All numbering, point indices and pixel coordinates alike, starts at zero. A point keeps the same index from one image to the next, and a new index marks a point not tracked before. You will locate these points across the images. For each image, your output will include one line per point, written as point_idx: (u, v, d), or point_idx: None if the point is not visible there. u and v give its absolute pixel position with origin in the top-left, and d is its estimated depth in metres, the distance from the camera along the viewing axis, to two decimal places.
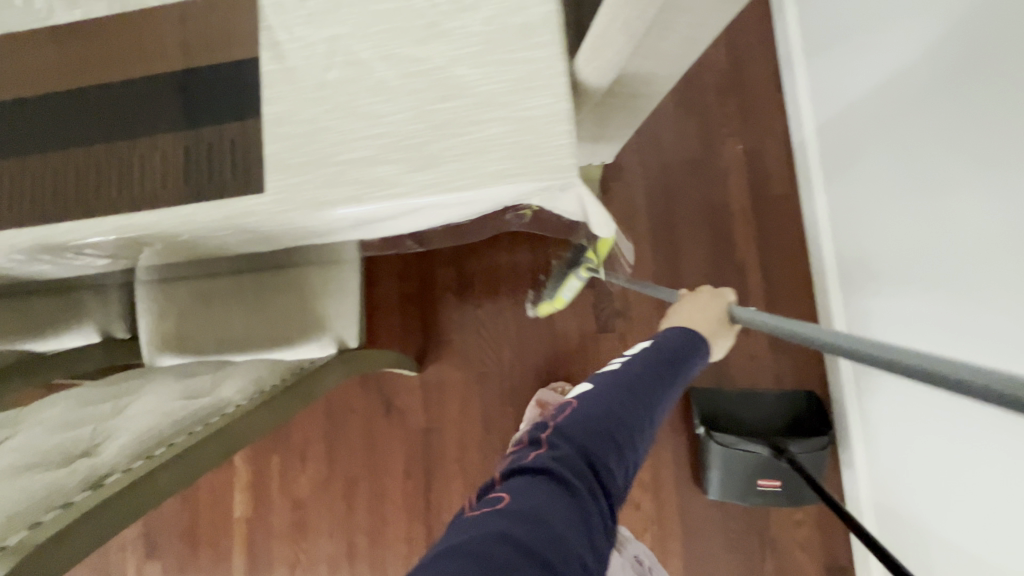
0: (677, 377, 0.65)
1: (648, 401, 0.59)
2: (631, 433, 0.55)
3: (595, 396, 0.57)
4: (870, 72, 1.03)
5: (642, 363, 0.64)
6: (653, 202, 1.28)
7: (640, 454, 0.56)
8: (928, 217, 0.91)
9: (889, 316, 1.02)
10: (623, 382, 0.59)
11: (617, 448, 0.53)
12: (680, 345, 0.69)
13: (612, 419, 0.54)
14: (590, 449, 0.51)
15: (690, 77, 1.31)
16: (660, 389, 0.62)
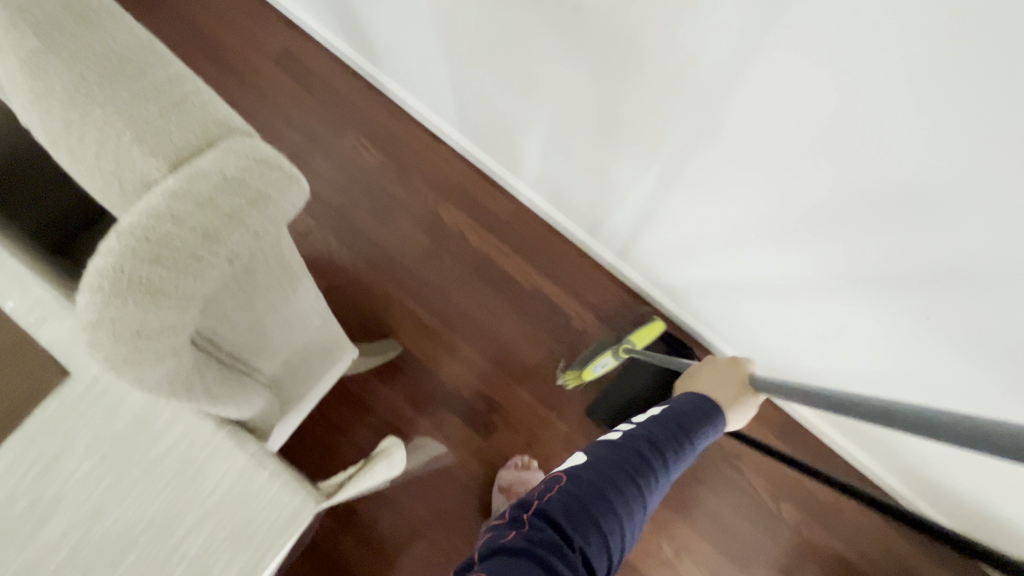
0: (689, 441, 0.62)
1: (647, 467, 0.57)
2: (619, 510, 0.53)
3: (588, 469, 0.56)
4: (477, 103, 1.10)
5: (649, 429, 0.61)
6: (431, 307, 1.27)
7: (629, 517, 0.54)
8: (609, 182, 1.00)
9: (653, 254, 1.12)
10: (614, 448, 0.58)
11: (598, 527, 0.51)
12: (699, 411, 0.65)
13: (589, 489, 0.53)
14: (569, 529, 0.50)
15: (365, 189, 1.32)
16: (667, 459, 0.59)
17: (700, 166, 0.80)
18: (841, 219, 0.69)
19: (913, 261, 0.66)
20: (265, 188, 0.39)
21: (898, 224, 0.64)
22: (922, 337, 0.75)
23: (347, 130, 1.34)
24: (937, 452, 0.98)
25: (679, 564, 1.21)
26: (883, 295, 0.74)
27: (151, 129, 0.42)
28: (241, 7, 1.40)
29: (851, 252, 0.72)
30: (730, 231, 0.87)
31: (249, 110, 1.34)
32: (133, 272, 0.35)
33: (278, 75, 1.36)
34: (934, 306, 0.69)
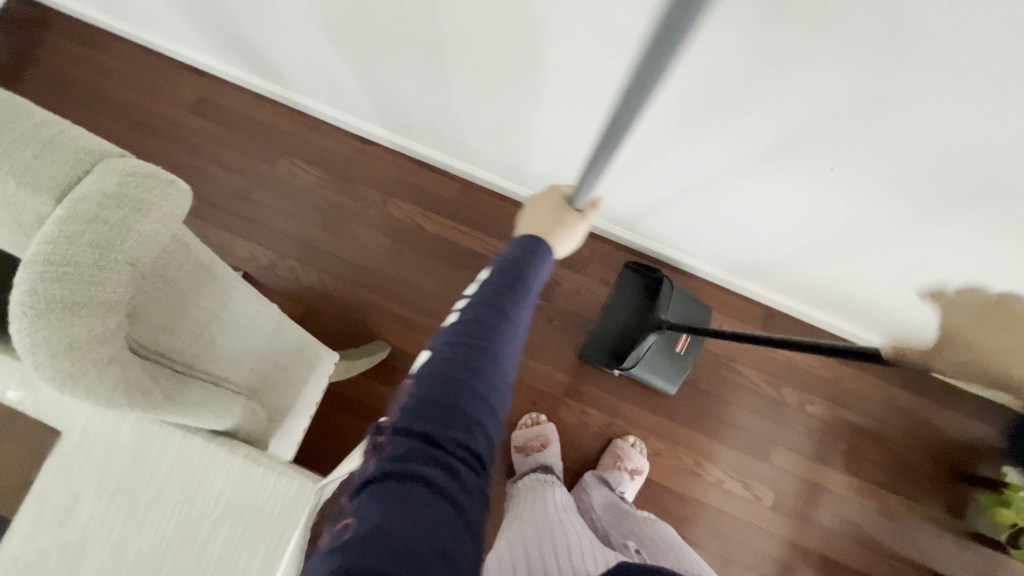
0: (525, 288, 0.55)
1: (493, 331, 0.50)
2: (479, 386, 0.47)
3: (439, 364, 0.48)
4: (390, 97, 1.13)
5: (483, 296, 0.53)
6: (407, 301, 1.31)
7: (496, 391, 0.49)
8: (533, 133, 1.04)
9: (594, 190, 1.17)
10: (461, 327, 0.50)
11: (465, 418, 0.46)
12: (522, 254, 0.57)
13: (445, 380, 0.47)
14: (433, 431, 0.44)
15: (314, 208, 1.35)
16: (510, 313, 0.52)
17: (598, 94, 0.85)
18: (726, 105, 0.77)
19: (804, 120, 0.73)
20: (149, 199, 0.43)
21: (775, 94, 0.71)
22: (841, 186, 0.83)
23: (281, 157, 1.36)
24: (888, 294, 1.07)
25: (703, 470, 1.28)
26: (795, 159, 0.82)
27: (33, 169, 0.43)
28: (143, 67, 1.40)
29: (752, 132, 0.80)
30: (647, 141, 0.93)
31: (181, 165, 1.36)
32: (50, 295, 0.38)
33: (199, 123, 1.38)
34: (836, 157, 0.77)
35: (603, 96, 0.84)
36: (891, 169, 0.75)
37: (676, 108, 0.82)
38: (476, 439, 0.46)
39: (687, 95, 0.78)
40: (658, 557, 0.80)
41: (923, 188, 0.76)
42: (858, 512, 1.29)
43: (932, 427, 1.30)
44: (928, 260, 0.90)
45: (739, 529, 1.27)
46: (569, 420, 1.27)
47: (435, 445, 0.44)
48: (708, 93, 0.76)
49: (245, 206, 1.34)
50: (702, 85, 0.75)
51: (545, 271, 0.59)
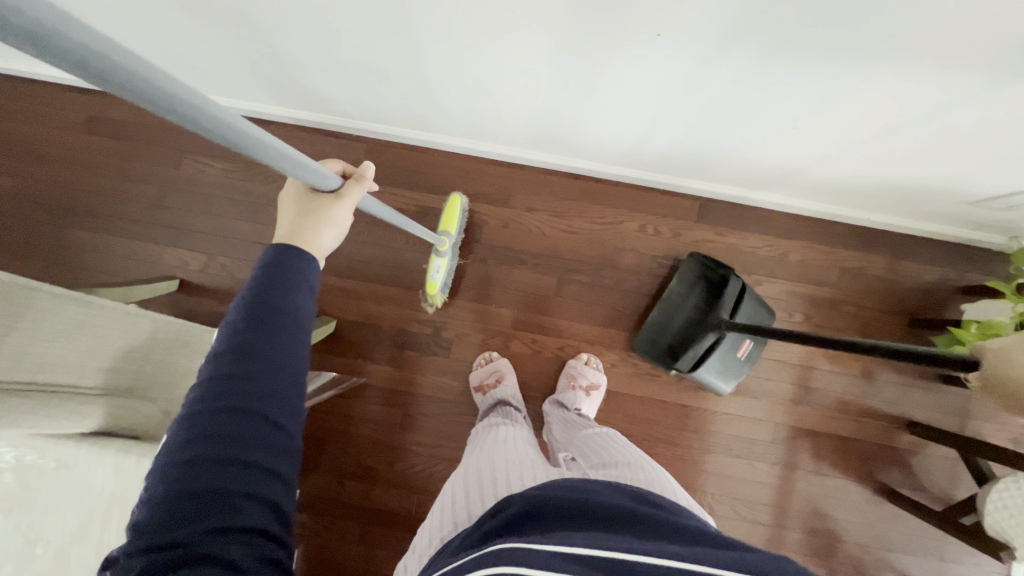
0: (283, 317, 0.48)
1: (248, 386, 0.44)
2: (239, 453, 0.41)
3: (180, 456, 0.40)
4: (257, 70, 1.09)
5: (228, 342, 0.45)
6: (343, 272, 1.32)
7: (267, 449, 0.43)
8: (396, 68, 0.99)
9: (486, 116, 1.12)
10: (202, 393, 0.43)
11: (226, 497, 0.39)
12: (268, 276, 0.49)
13: (190, 463, 0.40)
14: (184, 529, 0.37)
15: (230, 201, 1.34)
16: (266, 360, 0.45)
17: (416, 11, 0.80)
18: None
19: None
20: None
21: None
22: (693, 55, 0.76)
23: (185, 157, 1.35)
24: (803, 156, 1.01)
25: (662, 371, 1.29)
26: (619, 41, 0.76)
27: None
28: (27, 99, 1.38)
29: (562, 18, 0.74)
30: (487, 50, 0.86)
31: (92, 189, 1.36)
32: None
33: (97, 142, 1.36)
34: (659, 24, 0.71)
35: (422, 11, 0.79)
36: (722, 22, 0.67)
37: (487, 11, 0.76)
38: (248, 514, 0.40)
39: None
40: (594, 455, 0.85)
41: (754, 36, 0.69)
42: (824, 379, 1.30)
43: (885, 282, 1.28)
44: (838, 107, 0.81)
45: (707, 419, 1.29)
46: (523, 351, 1.29)
47: (190, 545, 0.37)
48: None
49: (164, 214, 1.34)
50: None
51: (312, 284, 0.52)
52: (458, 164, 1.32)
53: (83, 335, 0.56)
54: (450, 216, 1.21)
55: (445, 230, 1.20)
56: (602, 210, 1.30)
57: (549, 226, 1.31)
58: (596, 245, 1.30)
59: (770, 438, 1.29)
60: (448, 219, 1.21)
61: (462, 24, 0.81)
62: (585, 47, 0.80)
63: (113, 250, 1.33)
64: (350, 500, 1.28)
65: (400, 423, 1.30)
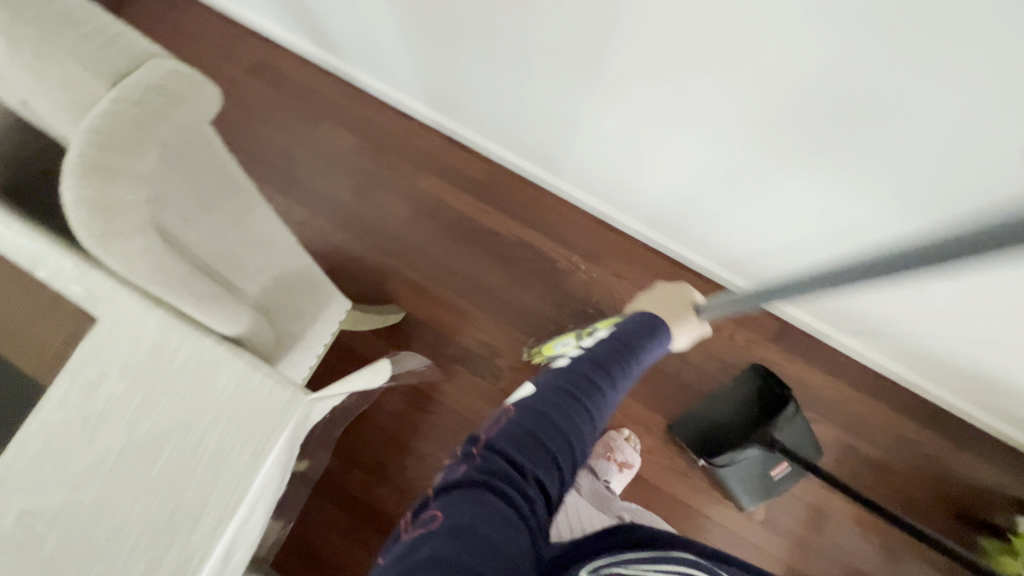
0: (624, 370, 0.67)
1: (594, 389, 0.62)
2: (570, 433, 0.58)
3: (538, 401, 0.59)
4: (434, 72, 1.20)
5: (592, 360, 0.65)
6: (425, 270, 1.36)
7: (579, 443, 0.59)
8: (561, 112, 1.07)
9: (617, 180, 1.19)
10: (565, 380, 0.61)
11: (549, 453, 0.56)
12: (631, 343, 0.70)
13: (547, 416, 0.57)
14: (523, 459, 0.54)
15: (349, 172, 1.42)
16: (609, 381, 0.64)
17: (616, 70, 0.89)
18: (748, 87, 0.77)
19: (821, 102, 0.73)
20: (180, 93, 0.47)
21: (795, 74, 0.72)
22: (869, 184, 0.81)
23: (326, 122, 1.45)
24: (907, 316, 1.03)
25: (694, 474, 1.26)
26: (809, 155, 0.83)
27: (90, 57, 0.47)
28: (213, 28, 1.52)
29: (768, 116, 0.80)
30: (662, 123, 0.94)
31: (235, 120, 1.46)
32: (90, 157, 0.44)
33: (256, 84, 1.48)
34: (864, 151, 0.76)
35: (628, 73, 0.88)
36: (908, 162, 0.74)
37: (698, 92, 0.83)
38: (552, 473, 0.55)
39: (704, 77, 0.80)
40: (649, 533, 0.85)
41: (932, 186, 0.74)
42: (851, 541, 1.25)
43: (938, 465, 1.25)
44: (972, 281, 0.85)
45: (723, 539, 1.24)
46: None
47: (523, 466, 0.54)
48: (728, 75, 0.78)
49: (288, 164, 1.43)
50: (721, 65, 0.77)
51: (642, 360, 0.71)
52: (565, 211, 1.38)
53: None
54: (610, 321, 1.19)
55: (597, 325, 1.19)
56: None
57: (629, 296, 1.33)
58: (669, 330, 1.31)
59: None
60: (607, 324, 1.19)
61: (651, 96, 0.89)
62: (762, 150, 0.88)
63: None
64: (351, 489, 1.27)
65: (425, 431, 1.29)
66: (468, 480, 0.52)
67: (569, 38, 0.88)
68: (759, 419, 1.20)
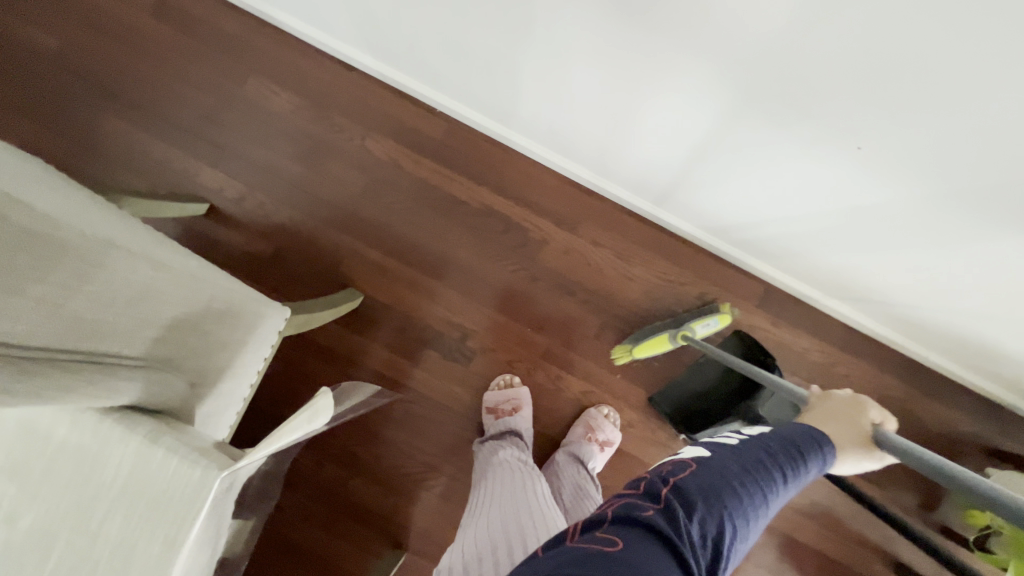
0: (812, 466, 0.60)
1: (771, 478, 0.56)
2: (745, 512, 0.53)
3: (716, 466, 0.55)
4: (369, 17, 0.99)
5: (771, 444, 0.59)
6: (384, 248, 1.23)
7: (745, 519, 0.53)
8: (521, 72, 0.91)
9: (592, 146, 1.04)
10: (749, 461, 0.56)
11: (725, 525, 0.51)
12: (810, 440, 0.62)
13: (725, 486, 0.53)
14: (698, 521, 0.50)
15: (286, 137, 1.23)
16: (796, 467, 0.58)
17: (584, 24, 0.72)
18: (719, 50, 0.64)
19: (803, 74, 0.61)
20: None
21: (770, 36, 0.58)
22: (885, 173, 0.69)
23: (252, 77, 1.23)
24: (908, 292, 0.96)
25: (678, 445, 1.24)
26: (795, 131, 0.70)
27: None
28: None
29: (744, 86, 0.67)
30: (641, 89, 0.79)
31: (141, 78, 1.23)
32: None
33: (161, 31, 1.23)
34: (864, 131, 0.64)
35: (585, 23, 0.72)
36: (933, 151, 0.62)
37: (664, 54, 0.69)
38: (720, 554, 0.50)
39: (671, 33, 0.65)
40: None
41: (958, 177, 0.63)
42: (830, 498, 1.26)
43: (918, 423, 1.24)
44: (989, 269, 0.77)
45: None
46: (545, 384, 1.23)
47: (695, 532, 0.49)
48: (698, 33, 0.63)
49: (212, 130, 1.23)
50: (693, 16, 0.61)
51: (823, 462, 0.63)
52: (536, 173, 1.23)
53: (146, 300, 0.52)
54: (657, 346, 1.16)
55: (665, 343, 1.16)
56: (669, 267, 1.23)
57: (609, 266, 1.23)
58: (652, 300, 1.23)
59: (761, 539, 1.26)
60: (654, 346, 1.16)
61: (629, 58, 0.74)
62: (756, 126, 0.74)
63: (148, 152, 1.22)
64: (324, 482, 1.22)
65: (398, 420, 1.23)
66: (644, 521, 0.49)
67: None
68: (744, 386, 1.14)
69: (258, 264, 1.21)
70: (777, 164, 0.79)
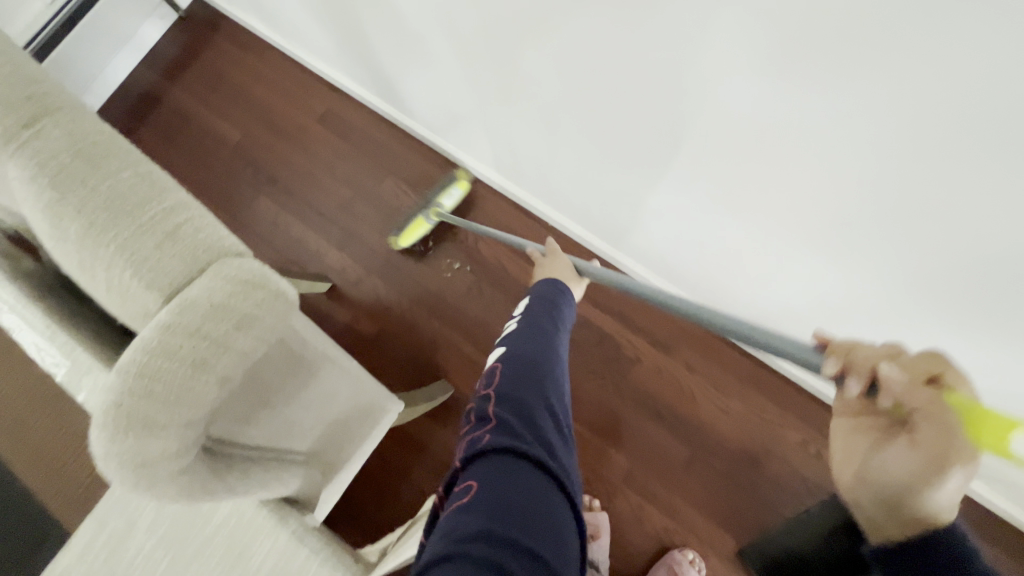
0: (559, 315, 0.74)
1: (550, 344, 0.69)
2: (551, 378, 0.64)
3: (512, 360, 0.65)
4: (508, 143, 1.12)
5: (529, 319, 0.72)
6: (479, 343, 1.27)
7: (557, 389, 0.64)
8: (650, 206, 0.97)
9: (703, 277, 1.06)
10: (530, 342, 0.68)
11: (542, 400, 0.61)
12: (555, 296, 0.77)
13: (526, 369, 0.63)
14: (523, 408, 0.59)
15: (408, 230, 1.36)
16: (555, 330, 0.71)
17: (728, 180, 0.77)
18: (916, 232, 0.64)
19: (1007, 269, 0.60)
20: (252, 311, 0.43)
21: (992, 234, 0.58)
22: None
23: (388, 177, 1.40)
24: None
25: None
26: (956, 309, 0.70)
27: (148, 263, 0.43)
28: (284, 75, 1.51)
29: (924, 264, 0.67)
30: (776, 238, 0.81)
31: (297, 169, 1.43)
32: (130, 406, 0.38)
33: (322, 134, 1.45)
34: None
35: (759, 186, 0.74)
36: None
37: (835, 221, 0.70)
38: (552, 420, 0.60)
39: (855, 209, 0.66)
40: None
41: None
42: None
43: None
44: None
45: None
46: (624, 511, 1.16)
47: (528, 418, 0.57)
48: (897, 215, 0.63)
49: (346, 218, 1.38)
50: (903, 201, 0.61)
51: (571, 308, 0.78)
52: (634, 291, 1.26)
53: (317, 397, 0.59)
54: (413, 229, 1.29)
55: (423, 220, 1.28)
56: (766, 404, 1.17)
57: (702, 393, 1.20)
58: (746, 437, 1.17)
59: None
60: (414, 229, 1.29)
61: (774, 212, 0.76)
62: (901, 291, 0.74)
63: (288, 230, 1.39)
64: None
65: None
66: (483, 453, 0.53)
67: (698, 140, 0.73)
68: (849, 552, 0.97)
69: (361, 342, 1.29)
70: (922, 329, 0.77)
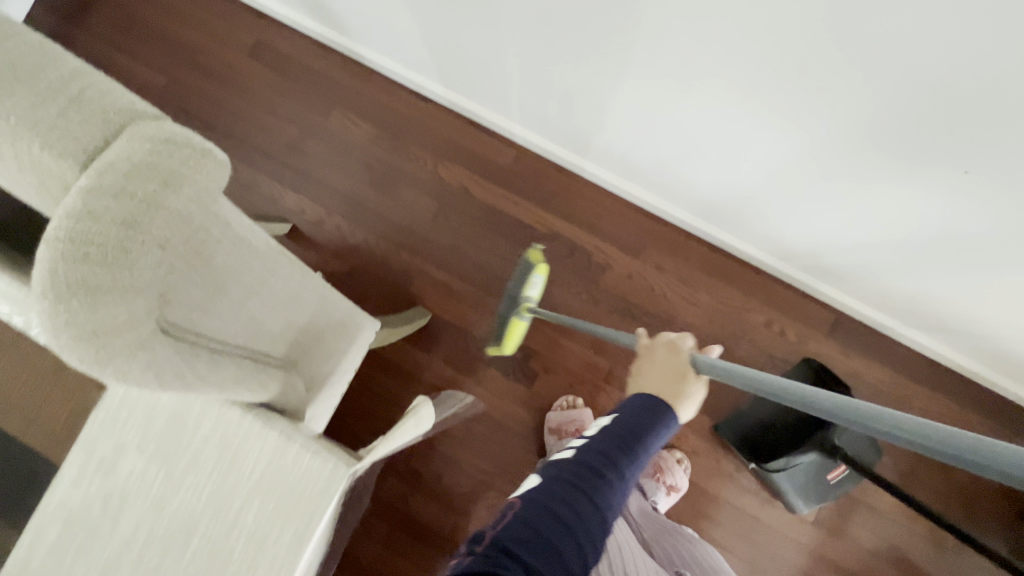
0: (640, 449, 0.59)
1: (602, 481, 0.55)
2: (582, 528, 0.51)
3: (545, 489, 0.54)
4: (453, 52, 1.07)
5: (598, 443, 0.58)
6: (451, 269, 1.27)
7: (584, 542, 0.51)
8: (595, 96, 0.95)
9: (659, 168, 1.07)
10: (577, 478, 0.54)
11: (558, 547, 0.49)
12: (647, 418, 0.61)
13: (554, 511, 0.51)
14: (529, 559, 0.47)
15: (363, 163, 1.31)
16: (620, 470, 0.57)
17: (665, 50, 0.75)
18: (854, 74, 0.63)
19: (939, 99, 0.60)
20: (177, 168, 0.41)
21: (924, 62, 0.57)
22: (985, 198, 0.69)
23: (335, 109, 1.33)
24: (994, 319, 0.93)
25: (742, 475, 1.21)
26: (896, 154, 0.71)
27: (51, 129, 0.39)
28: (204, 7, 1.38)
29: (860, 109, 0.67)
30: (720, 113, 0.81)
31: (236, 110, 1.34)
32: (68, 273, 0.36)
33: (256, 68, 1.35)
34: (972, 156, 0.65)
35: (701, 49, 0.71)
36: None
37: (781, 77, 0.69)
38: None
39: (797, 57, 0.65)
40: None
41: None
42: (909, 540, 1.20)
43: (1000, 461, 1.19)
44: None
45: (773, 539, 1.20)
46: (606, 407, 1.22)
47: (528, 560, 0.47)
48: (836, 56, 0.62)
49: (297, 156, 1.32)
50: (838, 36, 0.60)
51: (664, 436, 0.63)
52: (599, 198, 1.26)
53: (283, 300, 0.59)
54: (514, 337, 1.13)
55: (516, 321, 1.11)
56: (732, 292, 1.22)
57: (672, 289, 1.24)
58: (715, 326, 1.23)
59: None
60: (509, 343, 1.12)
61: (717, 80, 0.75)
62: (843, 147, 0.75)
63: (237, 177, 1.32)
64: (387, 498, 1.23)
65: (459, 437, 1.24)
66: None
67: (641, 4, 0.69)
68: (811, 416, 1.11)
69: (332, 282, 1.28)
70: (863, 184, 0.80)
